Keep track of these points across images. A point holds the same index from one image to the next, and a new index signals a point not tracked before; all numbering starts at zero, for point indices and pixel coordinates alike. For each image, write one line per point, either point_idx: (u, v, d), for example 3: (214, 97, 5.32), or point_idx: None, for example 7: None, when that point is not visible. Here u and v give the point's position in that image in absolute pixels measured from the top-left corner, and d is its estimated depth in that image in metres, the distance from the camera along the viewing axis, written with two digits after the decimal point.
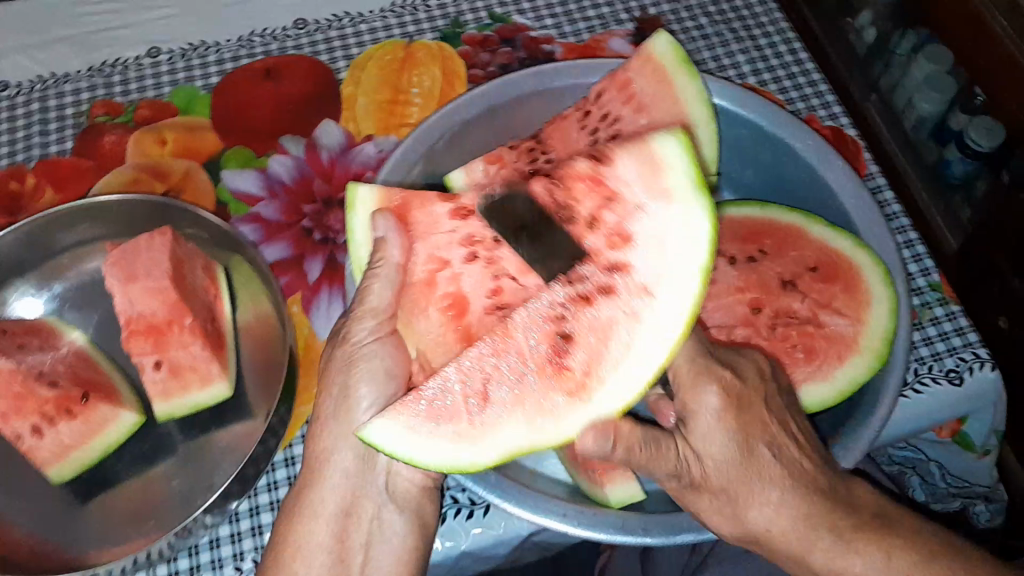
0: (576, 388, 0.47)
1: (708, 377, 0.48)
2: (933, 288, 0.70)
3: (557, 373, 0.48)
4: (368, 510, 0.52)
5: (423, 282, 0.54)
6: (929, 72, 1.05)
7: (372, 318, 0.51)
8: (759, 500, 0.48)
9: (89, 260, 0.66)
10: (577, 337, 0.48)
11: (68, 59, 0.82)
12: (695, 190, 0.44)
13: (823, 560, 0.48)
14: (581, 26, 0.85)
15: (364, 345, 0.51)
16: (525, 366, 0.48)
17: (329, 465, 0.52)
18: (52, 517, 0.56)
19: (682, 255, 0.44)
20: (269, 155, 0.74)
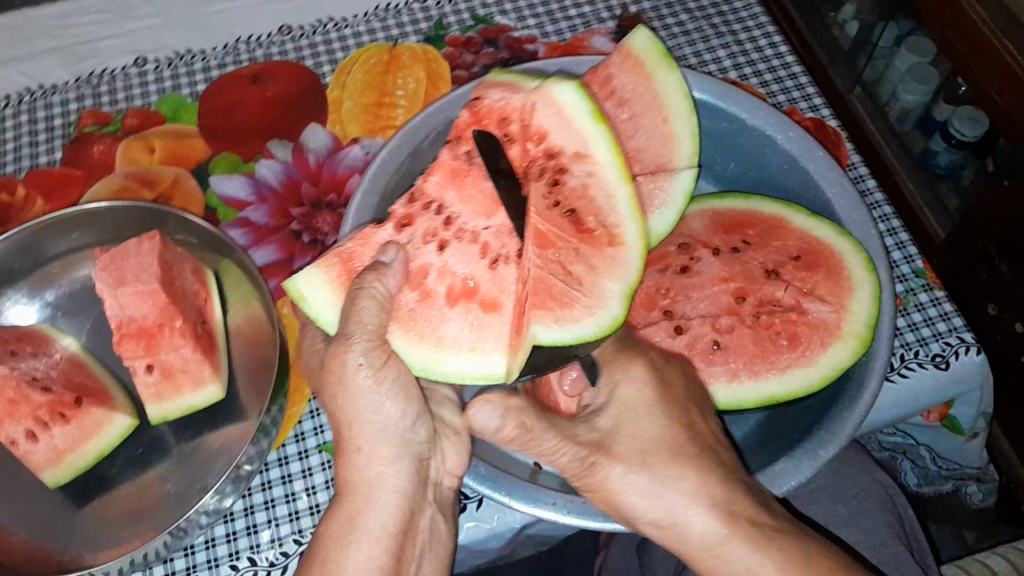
0: (610, 239, 0.53)
1: (628, 360, 0.52)
2: (917, 275, 0.71)
3: (587, 238, 0.54)
4: (420, 524, 0.51)
5: (418, 300, 0.54)
6: (912, 62, 1.07)
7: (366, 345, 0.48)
8: (682, 485, 0.47)
9: (79, 268, 0.66)
10: (580, 208, 0.54)
11: (55, 71, 0.82)
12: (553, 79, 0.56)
13: (739, 551, 0.46)
14: (563, 26, 0.86)
15: (363, 372, 0.48)
16: (564, 240, 0.54)
17: (376, 487, 0.49)
18: (48, 522, 0.57)
19: (574, 111, 0.55)
20: (257, 160, 0.75)
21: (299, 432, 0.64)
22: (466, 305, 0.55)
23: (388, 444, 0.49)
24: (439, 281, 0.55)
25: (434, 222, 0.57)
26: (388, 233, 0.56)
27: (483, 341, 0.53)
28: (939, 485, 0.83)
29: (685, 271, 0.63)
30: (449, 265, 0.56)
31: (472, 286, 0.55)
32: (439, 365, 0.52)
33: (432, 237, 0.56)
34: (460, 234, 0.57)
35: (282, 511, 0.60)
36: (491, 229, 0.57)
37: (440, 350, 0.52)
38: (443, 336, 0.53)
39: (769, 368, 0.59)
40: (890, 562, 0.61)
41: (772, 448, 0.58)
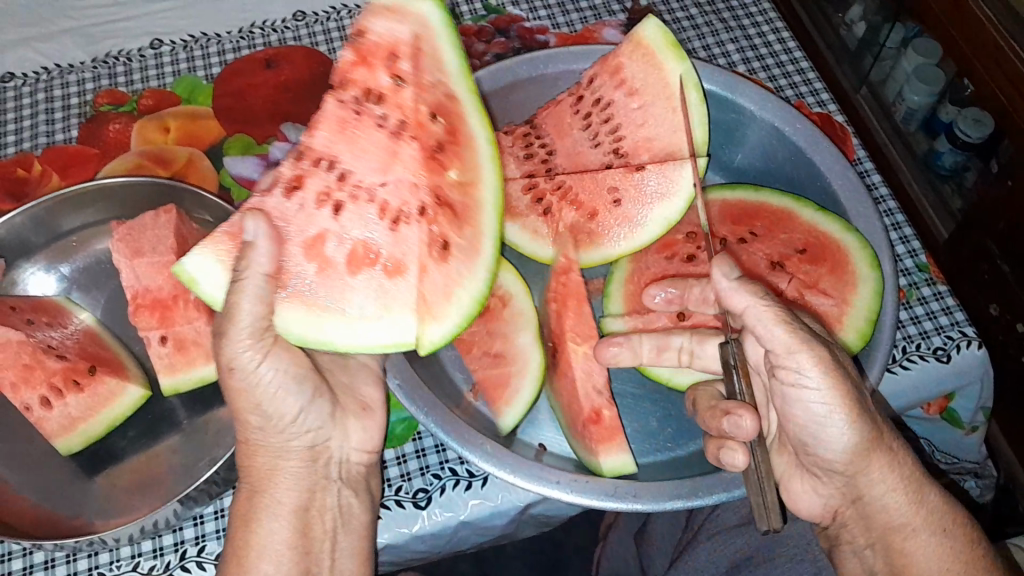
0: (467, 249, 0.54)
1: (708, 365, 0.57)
2: (920, 269, 0.72)
3: (449, 251, 0.54)
4: (328, 498, 0.54)
5: (322, 265, 0.52)
6: (918, 64, 1.07)
7: (249, 336, 0.48)
8: (888, 437, 0.50)
9: (96, 241, 0.67)
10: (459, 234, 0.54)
11: (71, 51, 0.83)
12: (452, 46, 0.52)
13: (897, 502, 0.51)
14: (574, 17, 0.87)
15: (259, 369, 0.49)
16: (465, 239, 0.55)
17: (277, 472, 0.53)
18: (60, 489, 0.57)
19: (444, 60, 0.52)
20: (270, 142, 0.76)
21: None
22: (362, 269, 0.52)
23: (291, 430, 0.52)
24: (338, 248, 0.52)
25: (328, 180, 0.53)
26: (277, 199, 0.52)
27: (390, 304, 0.53)
28: None
29: (691, 260, 0.65)
30: (347, 229, 0.52)
31: (370, 253, 0.53)
32: (354, 335, 0.51)
33: (326, 198, 0.52)
34: (357, 193, 0.53)
35: None
36: (388, 184, 0.54)
37: (339, 317, 0.51)
38: (348, 303, 0.52)
39: None
40: None
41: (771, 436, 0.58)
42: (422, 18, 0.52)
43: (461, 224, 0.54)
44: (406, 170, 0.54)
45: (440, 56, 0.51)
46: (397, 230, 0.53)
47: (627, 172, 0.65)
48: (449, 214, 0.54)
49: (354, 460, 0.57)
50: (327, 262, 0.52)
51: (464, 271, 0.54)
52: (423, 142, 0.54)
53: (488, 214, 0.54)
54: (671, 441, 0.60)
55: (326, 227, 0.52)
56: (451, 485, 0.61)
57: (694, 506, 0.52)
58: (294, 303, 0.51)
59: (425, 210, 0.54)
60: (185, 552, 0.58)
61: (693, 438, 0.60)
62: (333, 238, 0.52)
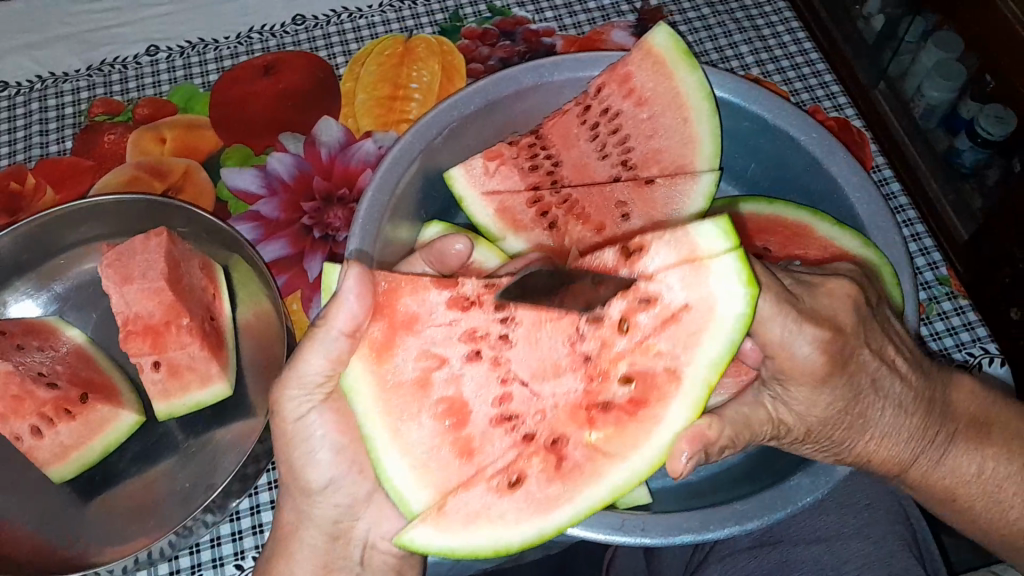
0: (538, 502, 0.44)
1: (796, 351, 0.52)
2: (942, 283, 0.69)
3: (505, 487, 0.44)
4: None
5: (413, 385, 0.45)
6: (939, 59, 1.03)
7: (306, 388, 0.46)
8: (867, 382, 0.47)
9: (87, 260, 0.66)
10: (539, 475, 0.44)
11: (66, 58, 0.81)
12: (739, 325, 0.39)
13: (867, 441, 0.49)
14: (581, 19, 0.84)
15: (305, 417, 0.47)
16: (532, 490, 0.44)
17: (297, 541, 0.50)
18: (54, 517, 0.56)
19: (708, 348, 0.40)
20: (268, 153, 0.74)
21: None
22: (447, 424, 0.45)
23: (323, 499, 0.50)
24: (445, 387, 0.46)
25: (491, 327, 0.47)
26: (439, 300, 0.46)
27: (426, 473, 0.44)
28: None
29: None
30: (463, 390, 0.46)
31: (462, 411, 0.46)
32: (385, 461, 0.44)
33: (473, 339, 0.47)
34: (499, 359, 0.47)
35: None
36: (529, 387, 0.46)
37: (392, 445, 0.44)
38: (401, 434, 0.45)
39: None
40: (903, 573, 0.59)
41: (774, 466, 0.56)
42: (706, 280, 0.40)
43: (551, 480, 0.44)
44: (565, 399, 0.45)
45: (697, 335, 0.40)
46: (507, 428, 0.45)
47: (637, 187, 0.62)
48: (550, 466, 0.44)
49: (379, 548, 0.52)
50: (416, 404, 0.45)
51: (523, 515, 0.43)
52: (592, 396, 0.45)
53: (603, 490, 0.43)
54: None
55: (439, 356, 0.46)
56: None
57: (707, 540, 0.50)
58: (370, 380, 0.45)
59: (533, 439, 0.45)
60: None
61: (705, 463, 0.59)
62: (441, 375, 0.46)
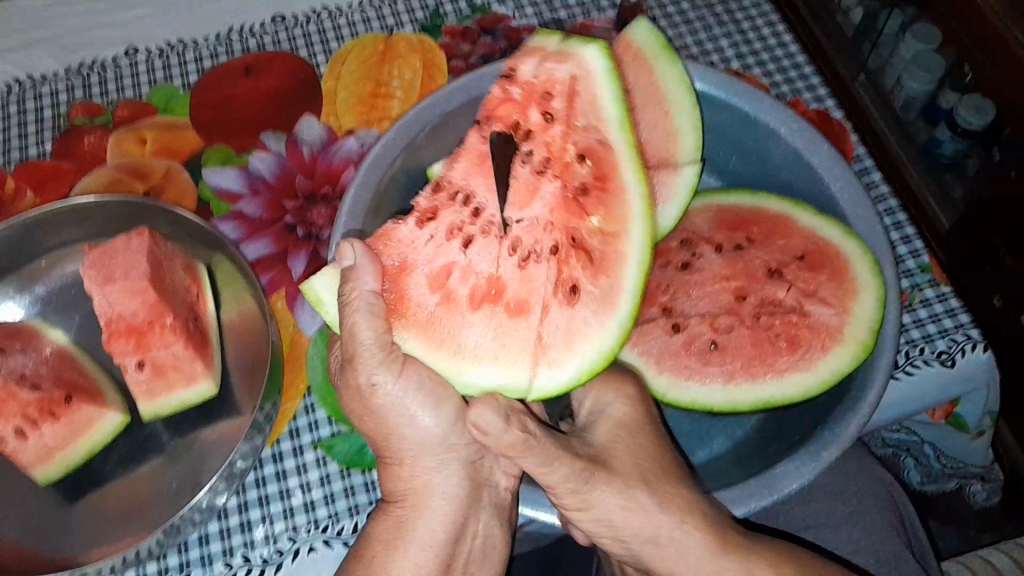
0: (602, 303, 0.51)
1: (614, 378, 0.54)
2: (923, 270, 0.70)
3: (568, 301, 0.51)
4: (474, 528, 0.49)
5: (440, 301, 0.51)
6: (917, 51, 1.03)
7: (378, 354, 0.46)
8: (653, 473, 0.48)
9: (68, 263, 0.65)
10: (584, 283, 0.51)
11: (44, 61, 0.81)
12: (610, 76, 0.52)
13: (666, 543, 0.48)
14: (561, 15, 0.84)
15: (382, 383, 0.46)
16: (585, 287, 0.51)
17: (430, 494, 0.48)
18: (38, 522, 0.56)
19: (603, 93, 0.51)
20: (250, 152, 0.74)
21: (294, 428, 0.63)
22: (493, 304, 0.51)
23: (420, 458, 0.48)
24: (462, 282, 0.52)
25: (461, 215, 0.54)
26: (410, 229, 0.53)
27: (508, 350, 0.50)
28: (942, 482, 0.84)
29: (686, 267, 0.61)
30: (475, 263, 0.52)
31: (495, 284, 0.52)
32: (463, 371, 0.49)
33: (456, 232, 0.53)
34: (488, 227, 0.53)
35: (277, 507, 0.60)
36: (523, 222, 0.53)
37: (457, 355, 0.49)
38: (464, 337, 0.50)
39: (766, 371, 0.57)
40: (890, 560, 0.61)
41: (763, 455, 0.56)
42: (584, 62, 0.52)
43: (593, 274, 0.52)
44: (549, 208, 0.53)
45: (596, 98, 0.51)
46: (523, 285, 0.51)
47: None
48: (584, 260, 0.52)
49: (502, 484, 0.50)
50: (455, 310, 0.51)
51: (594, 323, 0.51)
52: (569, 184, 0.53)
53: (631, 271, 0.51)
54: None
55: (447, 262, 0.52)
56: None
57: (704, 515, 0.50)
58: (408, 333, 0.50)
59: (558, 251, 0.52)
60: None
61: (690, 451, 0.60)
62: (458, 270, 0.52)
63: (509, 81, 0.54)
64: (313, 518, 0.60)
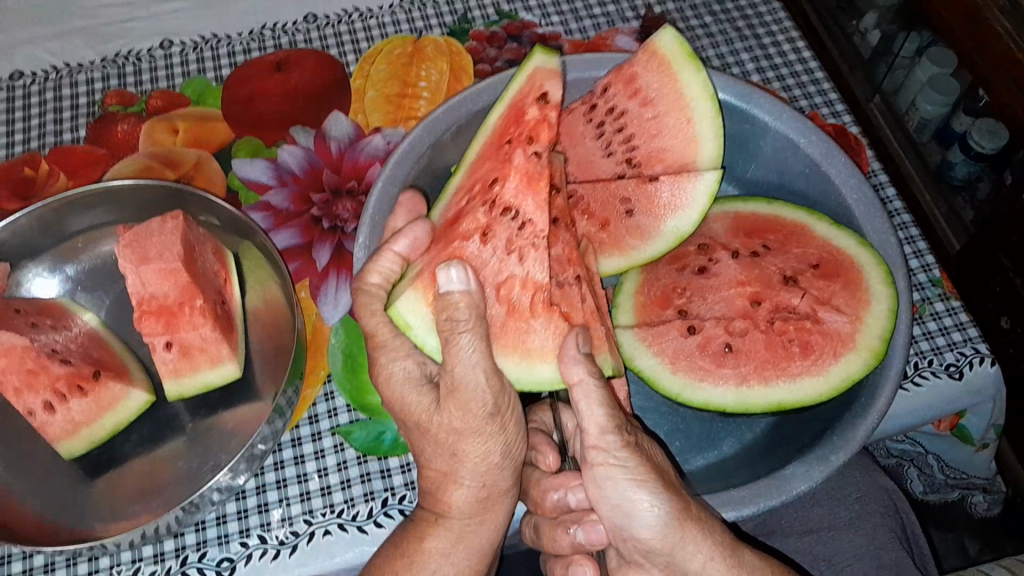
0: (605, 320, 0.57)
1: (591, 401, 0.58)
2: (934, 284, 0.71)
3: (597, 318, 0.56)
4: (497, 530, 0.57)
5: (506, 314, 0.52)
6: (932, 74, 1.05)
7: (488, 381, 0.47)
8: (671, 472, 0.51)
9: (101, 244, 0.67)
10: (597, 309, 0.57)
11: (82, 50, 0.83)
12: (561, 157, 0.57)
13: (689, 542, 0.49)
14: (587, 24, 0.86)
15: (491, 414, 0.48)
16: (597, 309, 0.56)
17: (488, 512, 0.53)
18: (63, 492, 0.57)
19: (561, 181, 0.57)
20: (279, 146, 0.75)
21: (313, 415, 0.64)
22: (548, 314, 0.53)
23: (497, 483, 0.52)
24: (523, 293, 0.53)
25: (511, 229, 0.54)
26: (476, 246, 0.53)
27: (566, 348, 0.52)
28: (944, 493, 0.86)
29: (703, 272, 0.63)
30: (532, 275, 0.53)
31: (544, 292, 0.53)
32: (532, 374, 0.51)
33: (513, 247, 0.53)
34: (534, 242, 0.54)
35: (293, 491, 0.61)
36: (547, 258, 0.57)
37: (523, 359, 0.51)
38: (530, 346, 0.52)
39: (779, 374, 0.58)
40: (892, 564, 0.62)
41: (773, 457, 0.57)
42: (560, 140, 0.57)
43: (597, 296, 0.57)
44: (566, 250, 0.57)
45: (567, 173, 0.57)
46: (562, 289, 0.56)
47: (640, 183, 0.64)
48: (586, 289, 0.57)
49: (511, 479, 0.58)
50: (521, 319, 0.52)
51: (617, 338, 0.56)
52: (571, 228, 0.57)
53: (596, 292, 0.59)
54: (679, 455, 0.61)
55: (506, 274, 0.53)
56: None
57: (743, 514, 0.51)
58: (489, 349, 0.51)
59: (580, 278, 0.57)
60: (186, 558, 0.59)
61: (699, 452, 0.61)
62: (517, 281, 0.53)
63: (545, 103, 0.54)
64: (329, 502, 0.61)
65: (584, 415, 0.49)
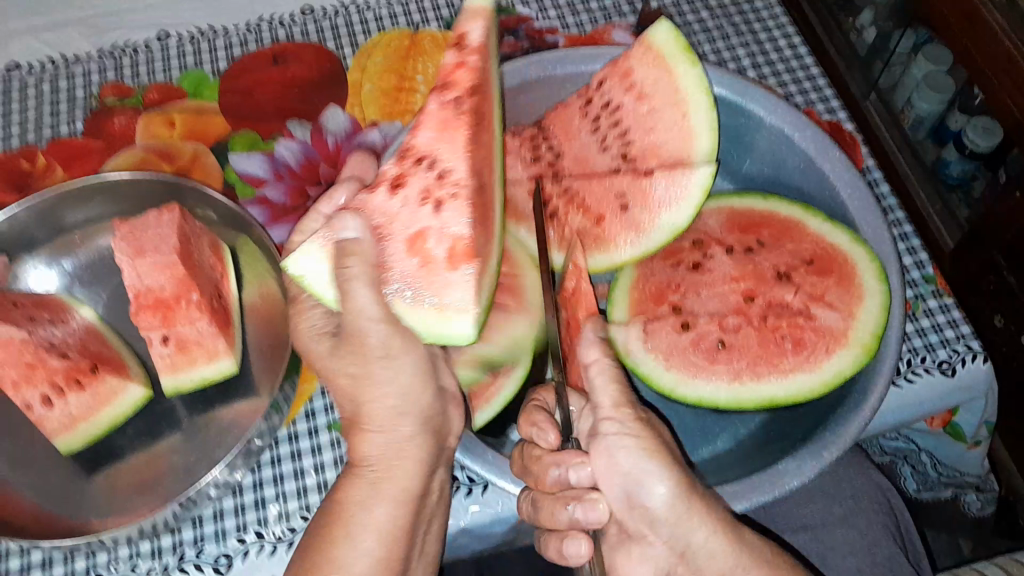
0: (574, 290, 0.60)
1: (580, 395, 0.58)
2: (927, 281, 0.72)
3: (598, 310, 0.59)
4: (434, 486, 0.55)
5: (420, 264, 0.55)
6: (928, 72, 1.06)
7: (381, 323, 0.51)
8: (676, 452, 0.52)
9: (100, 237, 0.67)
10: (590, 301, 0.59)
11: (78, 42, 0.83)
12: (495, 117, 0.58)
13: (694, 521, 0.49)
14: (584, 18, 0.86)
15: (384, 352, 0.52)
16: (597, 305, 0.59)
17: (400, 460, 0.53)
18: (59, 486, 0.57)
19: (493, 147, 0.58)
20: (275, 139, 0.75)
21: (309, 411, 0.65)
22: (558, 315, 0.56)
23: (403, 428, 0.53)
24: (439, 245, 0.56)
25: (427, 179, 0.58)
26: (382, 197, 0.57)
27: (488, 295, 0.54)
28: (937, 490, 0.86)
29: (697, 268, 0.63)
30: (447, 227, 0.56)
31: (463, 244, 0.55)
32: (447, 328, 0.53)
33: (429, 198, 0.57)
34: (455, 193, 0.57)
35: (291, 487, 0.61)
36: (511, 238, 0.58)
37: (436, 309, 0.53)
38: (439, 295, 0.54)
39: (771, 369, 0.58)
40: (883, 562, 0.63)
41: (768, 454, 0.58)
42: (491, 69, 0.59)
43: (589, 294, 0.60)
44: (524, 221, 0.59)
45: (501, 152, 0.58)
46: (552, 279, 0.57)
47: (636, 179, 0.64)
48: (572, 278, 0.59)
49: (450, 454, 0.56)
50: (430, 272, 0.55)
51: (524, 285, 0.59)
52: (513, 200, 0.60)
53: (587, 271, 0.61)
54: None
55: (420, 228, 0.56)
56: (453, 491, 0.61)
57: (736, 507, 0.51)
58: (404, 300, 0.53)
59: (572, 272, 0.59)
60: (183, 553, 0.59)
61: (695, 449, 0.61)
62: (434, 233, 0.56)
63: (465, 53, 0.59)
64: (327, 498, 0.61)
65: (597, 393, 0.52)
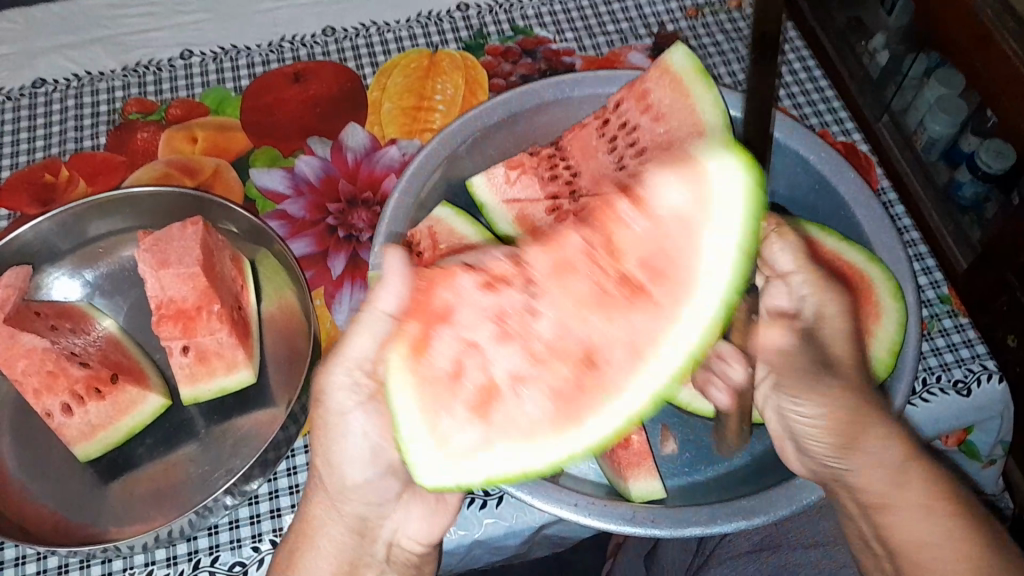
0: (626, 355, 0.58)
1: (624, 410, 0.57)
2: (943, 301, 0.72)
3: None
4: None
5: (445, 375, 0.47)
6: (940, 94, 1.07)
7: (356, 370, 0.51)
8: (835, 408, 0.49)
9: (122, 249, 0.68)
10: None
11: (104, 59, 0.85)
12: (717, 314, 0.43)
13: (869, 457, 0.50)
14: (600, 40, 0.87)
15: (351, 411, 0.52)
16: None
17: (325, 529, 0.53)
18: (78, 493, 0.58)
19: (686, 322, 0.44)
20: (296, 155, 0.76)
21: None
22: None
23: (346, 498, 0.54)
24: (473, 369, 0.47)
25: (516, 304, 0.46)
26: (471, 286, 0.47)
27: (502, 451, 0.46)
28: None
29: None
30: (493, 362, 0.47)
31: (495, 395, 0.47)
32: (427, 441, 0.46)
33: (501, 322, 0.47)
34: (529, 340, 0.46)
35: None
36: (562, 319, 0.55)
37: (426, 432, 0.46)
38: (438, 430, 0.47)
39: None
40: None
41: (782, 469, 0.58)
42: (701, 239, 0.43)
43: None
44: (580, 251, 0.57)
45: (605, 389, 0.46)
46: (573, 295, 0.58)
47: None
48: None
49: (401, 546, 0.56)
50: (445, 392, 0.47)
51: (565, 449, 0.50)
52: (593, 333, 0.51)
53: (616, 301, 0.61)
54: (688, 466, 0.61)
55: (468, 341, 0.47)
56: (467, 502, 0.61)
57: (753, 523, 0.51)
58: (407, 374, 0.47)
59: None
60: (199, 562, 0.59)
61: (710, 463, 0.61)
62: (471, 361, 0.47)
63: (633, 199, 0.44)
64: None
65: None
